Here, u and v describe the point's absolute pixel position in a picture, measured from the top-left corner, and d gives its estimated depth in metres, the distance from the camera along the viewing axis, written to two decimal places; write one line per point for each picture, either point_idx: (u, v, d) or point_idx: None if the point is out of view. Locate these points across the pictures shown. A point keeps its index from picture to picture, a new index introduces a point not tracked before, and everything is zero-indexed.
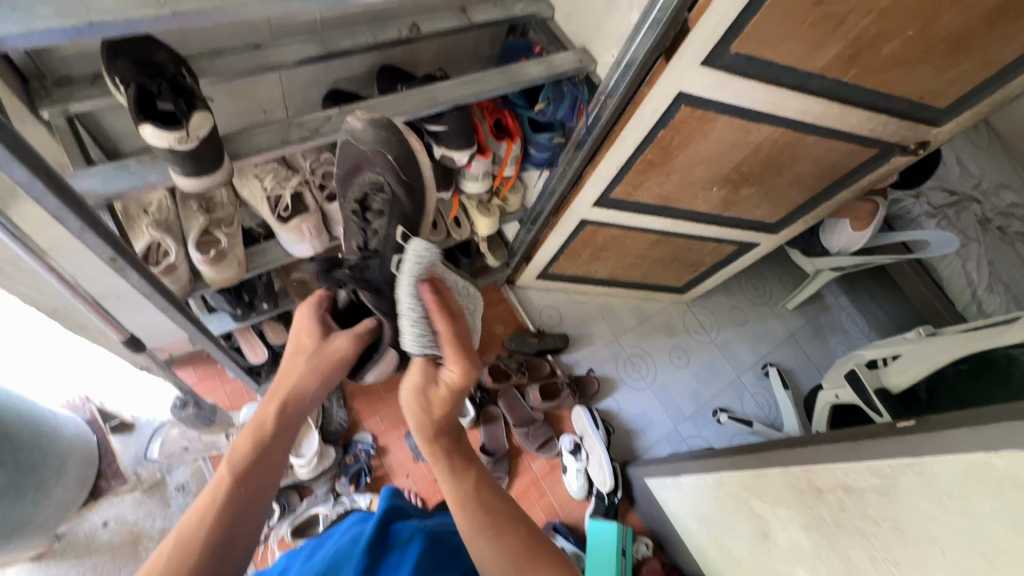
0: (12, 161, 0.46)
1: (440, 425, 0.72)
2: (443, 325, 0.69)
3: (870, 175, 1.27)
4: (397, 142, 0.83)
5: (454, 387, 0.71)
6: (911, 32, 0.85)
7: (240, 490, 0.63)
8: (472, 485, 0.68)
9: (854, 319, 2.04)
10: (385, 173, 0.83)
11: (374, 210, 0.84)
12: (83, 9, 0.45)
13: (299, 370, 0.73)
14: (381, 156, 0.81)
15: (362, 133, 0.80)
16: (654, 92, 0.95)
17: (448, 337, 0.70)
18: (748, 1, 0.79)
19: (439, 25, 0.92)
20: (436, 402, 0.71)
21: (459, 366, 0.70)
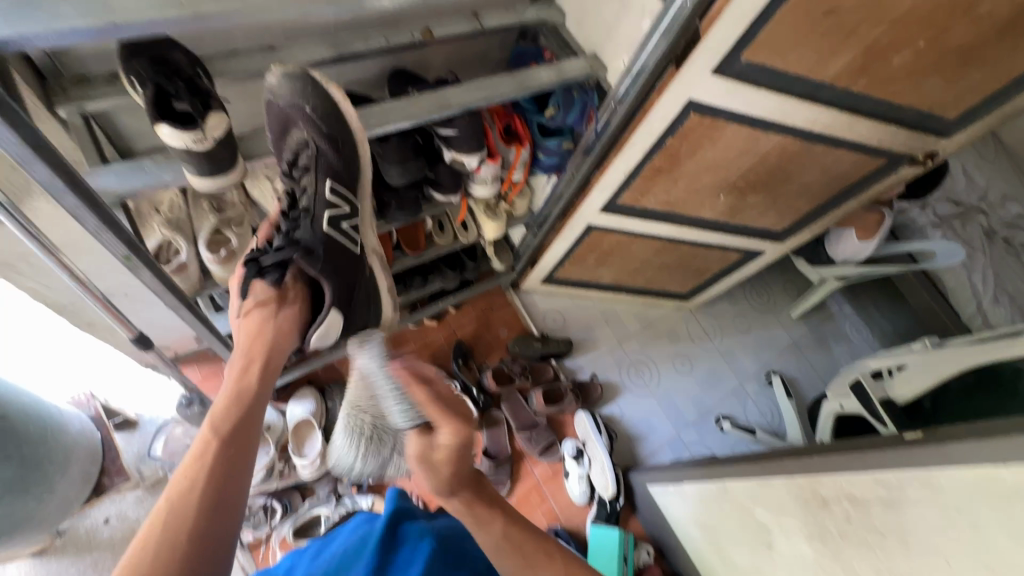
0: (32, 159, 0.46)
1: (452, 479, 0.70)
2: (422, 391, 0.68)
3: (878, 184, 1.27)
4: (317, 92, 0.80)
5: (451, 447, 0.66)
6: (921, 43, 0.86)
7: (221, 457, 0.66)
8: (502, 523, 0.74)
9: (858, 328, 2.04)
10: (310, 128, 0.81)
11: (300, 167, 0.83)
12: (107, 9, 0.45)
13: (264, 332, 0.77)
14: (301, 108, 0.80)
15: (280, 89, 0.79)
16: (664, 99, 0.95)
17: (427, 400, 0.67)
18: (760, 10, 0.79)
19: (450, 30, 0.94)
20: (439, 462, 0.67)
21: (450, 427, 0.66)
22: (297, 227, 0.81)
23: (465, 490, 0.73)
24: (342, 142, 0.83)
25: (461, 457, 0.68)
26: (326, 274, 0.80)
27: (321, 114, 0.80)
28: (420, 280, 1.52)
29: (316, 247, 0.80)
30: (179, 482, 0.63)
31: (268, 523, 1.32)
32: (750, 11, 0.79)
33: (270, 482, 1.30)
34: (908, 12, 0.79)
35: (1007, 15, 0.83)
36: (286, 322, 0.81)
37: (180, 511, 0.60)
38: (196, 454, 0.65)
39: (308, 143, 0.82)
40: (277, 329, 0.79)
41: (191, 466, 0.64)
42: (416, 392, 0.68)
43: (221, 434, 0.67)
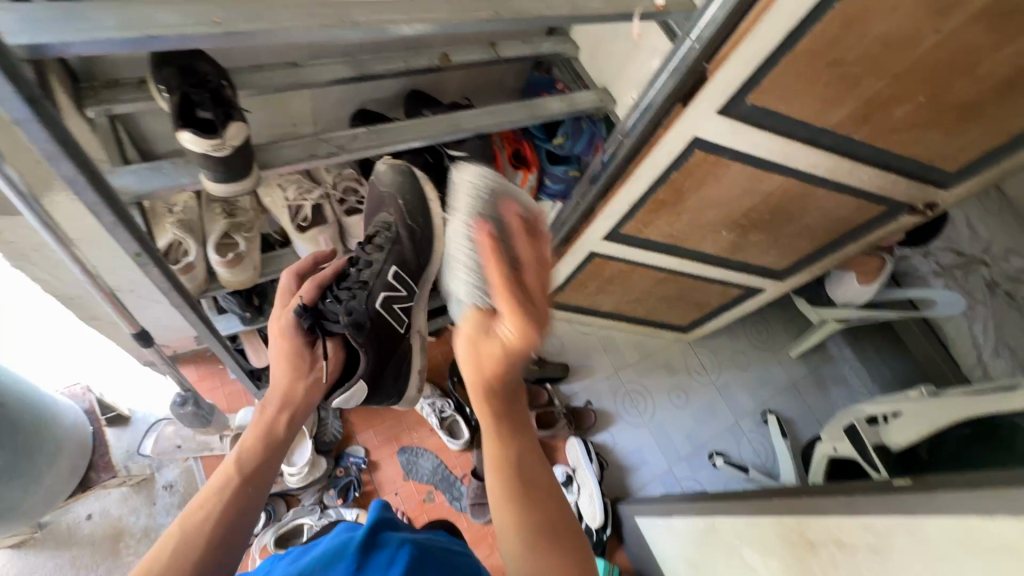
0: (62, 155, 0.49)
1: (497, 382, 0.67)
2: (496, 275, 0.61)
3: (880, 230, 1.28)
4: (411, 188, 0.93)
5: (512, 343, 0.62)
6: (921, 99, 0.89)
7: (237, 501, 0.63)
8: (513, 455, 0.66)
9: (857, 372, 2.04)
10: (396, 217, 0.93)
11: (375, 244, 0.91)
12: (146, 23, 0.47)
13: (305, 388, 0.77)
14: (394, 201, 0.92)
15: (384, 177, 0.92)
16: (671, 134, 0.99)
17: (501, 288, 0.60)
18: (764, 59, 0.83)
19: (467, 58, 0.97)
20: (486, 359, 0.65)
21: (516, 322, 0.60)
22: (349, 296, 0.82)
23: (500, 395, 0.68)
24: (420, 243, 0.95)
25: (518, 361, 0.63)
26: (366, 348, 0.83)
27: (406, 206, 0.91)
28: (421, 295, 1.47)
29: (364, 320, 0.82)
30: (190, 515, 0.60)
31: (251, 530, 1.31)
32: (757, 57, 0.83)
33: None
34: (910, 66, 0.82)
35: (1005, 76, 0.85)
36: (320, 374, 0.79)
37: (181, 546, 0.56)
38: (211, 491, 0.63)
39: (392, 228, 0.92)
40: (308, 384, 0.77)
41: (206, 501, 0.62)
42: (491, 271, 0.62)
43: (240, 475, 0.65)
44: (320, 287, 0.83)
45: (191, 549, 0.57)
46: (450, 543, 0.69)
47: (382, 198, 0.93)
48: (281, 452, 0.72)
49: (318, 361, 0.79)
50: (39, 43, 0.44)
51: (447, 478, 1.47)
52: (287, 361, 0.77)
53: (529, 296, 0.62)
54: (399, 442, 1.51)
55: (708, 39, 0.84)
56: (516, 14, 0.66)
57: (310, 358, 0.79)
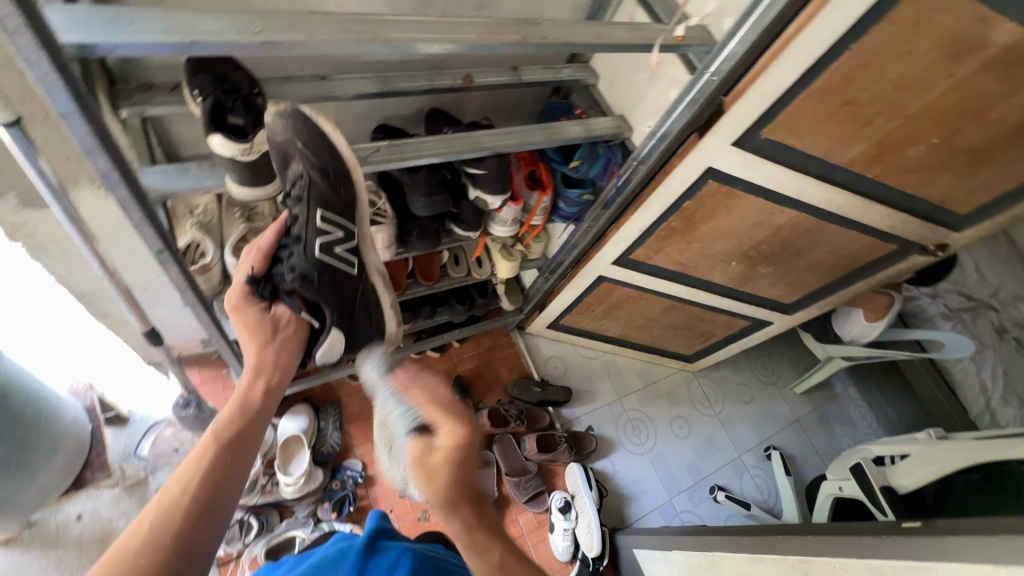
0: (99, 150, 0.50)
1: (449, 494, 0.61)
2: (420, 395, 0.70)
3: (883, 273, 1.28)
4: (314, 132, 0.72)
5: (452, 445, 0.63)
6: (935, 139, 0.88)
7: (213, 475, 0.61)
8: (494, 558, 0.61)
9: (862, 412, 2.02)
10: (306, 164, 0.73)
11: (293, 196, 0.76)
12: (190, 28, 0.48)
13: (281, 357, 0.76)
14: (294, 145, 0.70)
15: (275, 126, 0.69)
16: (685, 163, 1.01)
17: (429, 402, 0.68)
18: (780, 94, 0.85)
19: (490, 78, 0.99)
20: (436, 467, 0.62)
21: (451, 427, 0.65)
22: (290, 254, 0.78)
23: (464, 501, 0.63)
24: (337, 175, 0.76)
25: (466, 464, 0.63)
26: (326, 299, 0.78)
27: (307, 146, 0.71)
28: (429, 309, 1.46)
29: (310, 273, 0.77)
30: (163, 495, 0.58)
31: (242, 540, 1.27)
32: (774, 92, 0.85)
33: (251, 496, 1.27)
34: (923, 109, 0.83)
35: (1019, 122, 0.84)
36: (292, 342, 0.79)
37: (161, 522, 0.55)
38: (186, 470, 0.61)
39: (303, 177, 0.73)
40: (282, 352, 0.77)
41: (180, 479, 0.59)
42: (415, 394, 0.70)
43: (216, 448, 0.64)
44: (264, 256, 0.80)
45: (173, 524, 0.55)
46: (447, 556, 0.68)
47: (283, 146, 0.71)
48: (261, 422, 0.71)
49: (288, 329, 0.79)
50: (88, 42, 0.45)
51: None
52: (253, 330, 0.76)
53: (451, 408, 0.68)
54: None
55: (727, 72, 0.86)
56: (542, 39, 0.67)
57: (281, 326, 0.78)
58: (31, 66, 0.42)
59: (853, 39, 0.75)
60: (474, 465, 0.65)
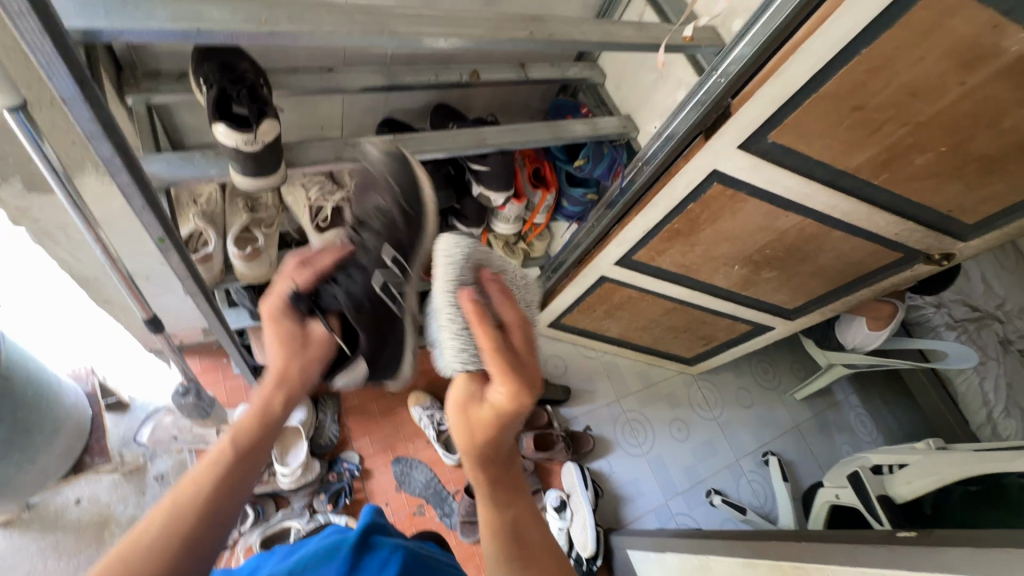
0: (102, 136, 0.50)
1: (483, 445, 0.64)
2: (484, 335, 0.58)
3: (890, 278, 1.24)
4: (405, 169, 0.76)
5: (504, 407, 0.60)
6: (944, 148, 0.87)
7: (220, 497, 0.56)
8: (512, 514, 0.64)
9: (862, 421, 2.02)
10: (388, 197, 0.73)
11: (367, 228, 0.73)
12: (196, 17, 0.48)
13: (306, 371, 0.69)
14: (384, 179, 0.75)
15: (374, 158, 0.77)
16: (690, 165, 1.01)
17: (489, 350, 0.58)
18: (788, 98, 0.84)
19: (497, 75, 1.00)
20: (478, 417, 0.63)
21: (508, 385, 0.59)
22: (348, 278, 0.70)
23: (487, 458, 0.65)
24: (415, 219, 0.74)
25: (508, 421, 0.61)
26: (369, 330, 0.70)
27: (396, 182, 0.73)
28: None
29: (365, 303, 0.69)
30: (163, 512, 0.53)
31: (238, 528, 1.29)
32: (782, 95, 0.85)
33: None
34: (932, 117, 0.82)
35: None
36: (320, 355, 0.71)
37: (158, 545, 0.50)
38: (190, 485, 0.55)
39: (384, 210, 0.73)
40: (307, 366, 0.69)
41: (184, 496, 0.54)
42: (479, 331, 0.59)
43: (226, 464, 0.58)
44: (315, 274, 0.71)
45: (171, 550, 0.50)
46: (439, 554, 0.68)
47: (373, 178, 0.75)
48: (276, 434, 0.65)
49: (320, 343, 0.71)
50: (93, 28, 0.45)
51: (439, 493, 1.45)
52: (282, 340, 0.68)
53: (515, 358, 0.60)
54: (394, 452, 1.50)
55: (735, 75, 0.87)
56: (549, 36, 0.67)
57: (310, 339, 0.70)
58: (36, 50, 0.42)
59: (863, 44, 0.75)
60: (519, 420, 0.63)
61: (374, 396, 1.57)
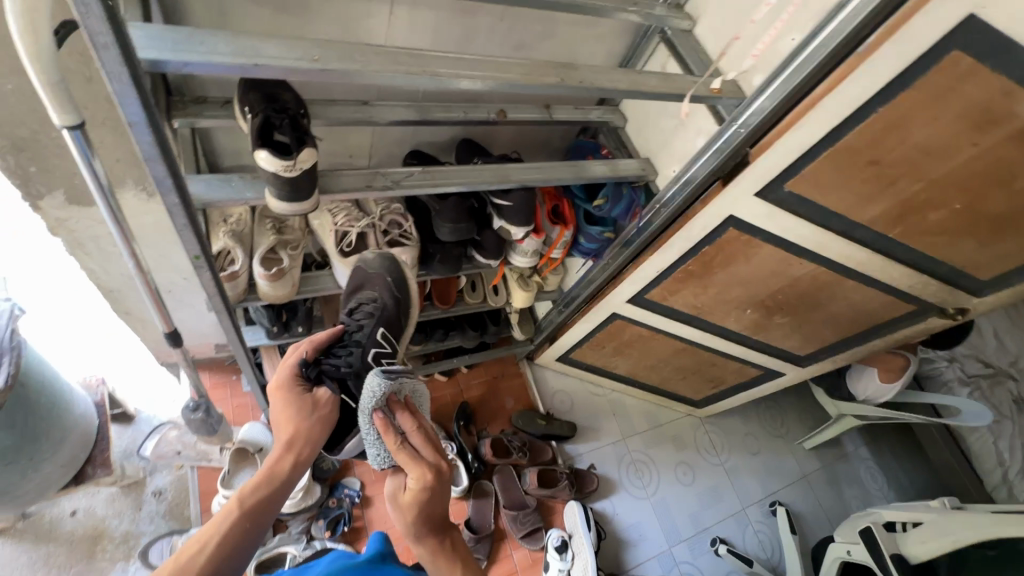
0: (158, 159, 0.53)
1: (417, 528, 0.65)
2: (393, 445, 0.65)
3: (907, 330, 1.23)
4: (396, 268, 0.92)
5: (418, 490, 0.63)
6: (957, 206, 0.88)
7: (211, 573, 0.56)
8: None
9: (872, 474, 2.00)
10: (381, 291, 0.89)
11: (361, 313, 0.86)
12: (254, 52, 0.51)
13: (309, 440, 0.71)
14: (381, 276, 0.90)
15: (371, 261, 0.92)
16: (708, 210, 1.04)
17: (397, 452, 0.65)
18: (804, 150, 0.87)
19: (522, 114, 1.03)
20: (406, 506, 0.65)
21: (417, 471, 0.64)
22: (348, 352, 0.80)
23: (428, 537, 0.66)
24: (401, 307, 0.90)
25: (431, 503, 0.64)
26: None
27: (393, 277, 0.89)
28: (441, 333, 1.46)
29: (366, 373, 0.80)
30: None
31: None
32: (799, 148, 0.87)
33: None
34: (946, 174, 0.84)
35: None
36: (323, 423, 0.73)
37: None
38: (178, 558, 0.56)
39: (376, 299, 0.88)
40: (310, 436, 0.71)
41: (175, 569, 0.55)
42: (387, 441, 0.66)
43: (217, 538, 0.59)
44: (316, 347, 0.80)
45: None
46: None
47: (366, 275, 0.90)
48: (285, 493, 0.68)
49: (326, 413, 0.74)
50: (161, 59, 0.48)
51: None
52: (289, 411, 0.72)
53: (420, 451, 0.66)
54: None
55: (755, 125, 0.89)
56: (579, 83, 0.70)
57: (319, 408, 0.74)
58: (112, 77, 0.45)
59: (880, 103, 0.78)
60: (444, 498, 0.66)
61: None
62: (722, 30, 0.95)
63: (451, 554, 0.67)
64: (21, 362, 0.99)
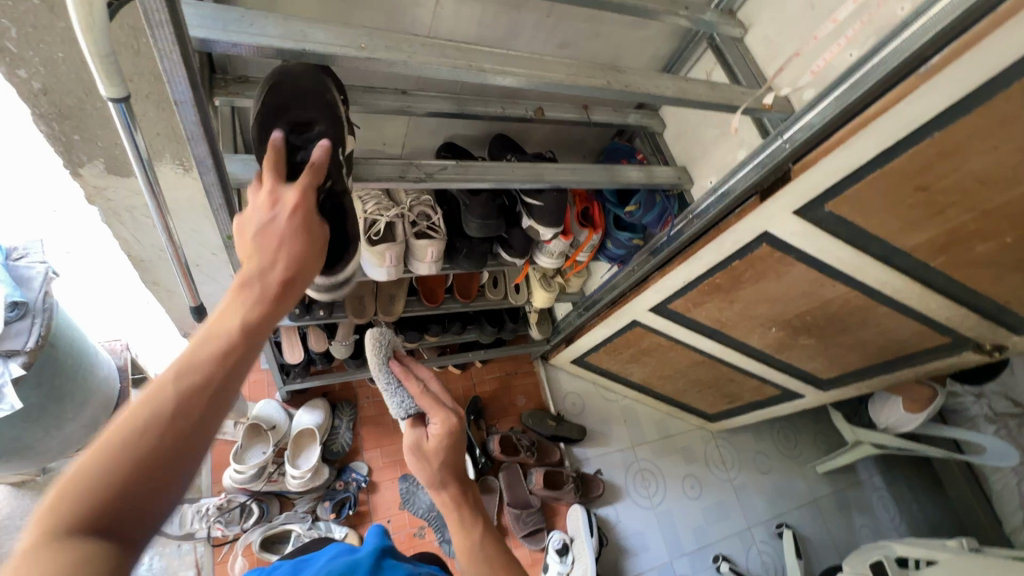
0: (201, 138, 0.53)
1: (441, 477, 0.64)
2: (415, 390, 0.65)
3: (936, 362, 1.18)
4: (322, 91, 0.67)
5: (444, 433, 0.63)
6: (1009, 238, 0.84)
7: (196, 454, 0.34)
8: (478, 533, 0.64)
9: (885, 504, 1.97)
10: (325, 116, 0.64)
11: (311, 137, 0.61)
12: (302, 36, 0.50)
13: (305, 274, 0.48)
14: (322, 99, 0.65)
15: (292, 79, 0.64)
16: (742, 224, 1.02)
17: (420, 397, 0.64)
18: (851, 171, 0.84)
19: (560, 114, 1.01)
20: (431, 452, 0.63)
21: (442, 416, 0.63)
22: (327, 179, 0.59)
23: (452, 484, 0.65)
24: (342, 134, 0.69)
25: (457, 448, 0.64)
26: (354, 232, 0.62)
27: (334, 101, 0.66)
28: (459, 326, 1.44)
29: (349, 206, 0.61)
30: (73, 491, 0.29)
31: (241, 524, 1.25)
32: (846, 167, 0.84)
33: (257, 483, 1.26)
34: (1001, 206, 0.79)
35: None
36: (319, 248, 0.50)
37: (80, 554, 0.28)
38: (123, 433, 0.32)
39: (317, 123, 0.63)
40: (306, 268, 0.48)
41: (123, 450, 0.31)
42: (409, 388, 0.65)
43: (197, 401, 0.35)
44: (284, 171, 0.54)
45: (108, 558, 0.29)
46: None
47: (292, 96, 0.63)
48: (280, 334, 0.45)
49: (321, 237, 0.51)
50: (210, 39, 0.47)
51: (441, 518, 1.39)
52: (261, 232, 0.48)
53: (441, 397, 0.66)
54: (402, 469, 1.48)
55: (801, 141, 0.86)
56: (625, 87, 0.68)
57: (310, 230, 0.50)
58: (163, 54, 0.44)
59: (938, 127, 0.74)
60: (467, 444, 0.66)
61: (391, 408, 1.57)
62: (774, 41, 0.92)
63: (472, 504, 0.66)
64: (51, 325, 1.01)
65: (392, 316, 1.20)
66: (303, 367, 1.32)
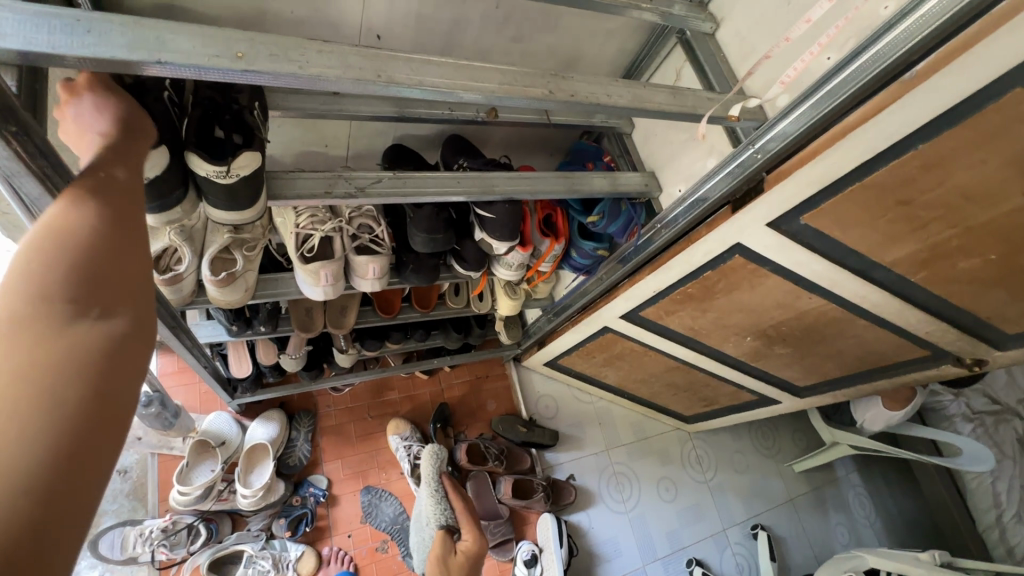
0: (26, 175, 0.43)
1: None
2: (458, 502, 1.13)
3: (915, 374, 1.12)
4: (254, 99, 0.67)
5: (470, 548, 1.03)
6: (993, 256, 0.76)
7: (123, 268, 0.36)
8: None
9: (861, 502, 1.96)
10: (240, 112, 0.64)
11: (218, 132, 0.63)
12: (159, 45, 0.41)
13: (143, 145, 0.47)
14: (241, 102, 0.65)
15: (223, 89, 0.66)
16: (712, 235, 0.95)
17: (461, 506, 1.13)
18: (827, 184, 0.77)
19: (516, 116, 0.92)
20: (454, 563, 0.99)
21: (472, 532, 1.07)
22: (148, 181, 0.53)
23: None
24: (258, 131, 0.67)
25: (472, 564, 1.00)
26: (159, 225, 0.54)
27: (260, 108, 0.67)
28: (422, 333, 1.36)
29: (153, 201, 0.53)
30: (42, 286, 0.32)
31: (187, 547, 1.19)
32: (822, 180, 0.77)
33: (205, 503, 1.19)
34: (987, 223, 0.72)
35: None
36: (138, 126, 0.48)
37: (79, 329, 0.31)
38: (64, 246, 0.34)
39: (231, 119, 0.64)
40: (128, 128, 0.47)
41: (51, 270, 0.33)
42: (455, 501, 1.14)
43: (131, 230, 0.38)
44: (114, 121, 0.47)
45: (121, 330, 0.33)
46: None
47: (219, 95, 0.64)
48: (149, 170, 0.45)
49: (141, 120, 0.49)
50: (33, 50, 0.38)
51: (405, 530, 1.38)
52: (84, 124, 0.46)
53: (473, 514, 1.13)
54: (365, 480, 1.43)
55: (774, 151, 0.79)
56: (571, 96, 0.60)
57: (127, 112, 0.49)
58: None
59: (921, 138, 0.67)
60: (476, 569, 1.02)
61: (353, 417, 1.52)
62: (747, 38, 0.84)
63: None
64: None
65: (344, 329, 1.11)
66: (251, 381, 1.25)
